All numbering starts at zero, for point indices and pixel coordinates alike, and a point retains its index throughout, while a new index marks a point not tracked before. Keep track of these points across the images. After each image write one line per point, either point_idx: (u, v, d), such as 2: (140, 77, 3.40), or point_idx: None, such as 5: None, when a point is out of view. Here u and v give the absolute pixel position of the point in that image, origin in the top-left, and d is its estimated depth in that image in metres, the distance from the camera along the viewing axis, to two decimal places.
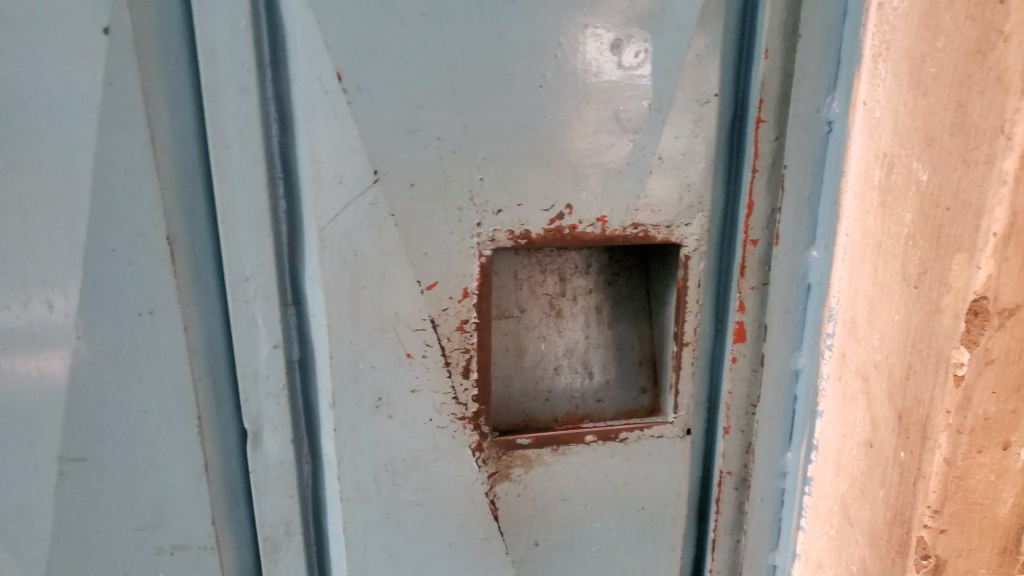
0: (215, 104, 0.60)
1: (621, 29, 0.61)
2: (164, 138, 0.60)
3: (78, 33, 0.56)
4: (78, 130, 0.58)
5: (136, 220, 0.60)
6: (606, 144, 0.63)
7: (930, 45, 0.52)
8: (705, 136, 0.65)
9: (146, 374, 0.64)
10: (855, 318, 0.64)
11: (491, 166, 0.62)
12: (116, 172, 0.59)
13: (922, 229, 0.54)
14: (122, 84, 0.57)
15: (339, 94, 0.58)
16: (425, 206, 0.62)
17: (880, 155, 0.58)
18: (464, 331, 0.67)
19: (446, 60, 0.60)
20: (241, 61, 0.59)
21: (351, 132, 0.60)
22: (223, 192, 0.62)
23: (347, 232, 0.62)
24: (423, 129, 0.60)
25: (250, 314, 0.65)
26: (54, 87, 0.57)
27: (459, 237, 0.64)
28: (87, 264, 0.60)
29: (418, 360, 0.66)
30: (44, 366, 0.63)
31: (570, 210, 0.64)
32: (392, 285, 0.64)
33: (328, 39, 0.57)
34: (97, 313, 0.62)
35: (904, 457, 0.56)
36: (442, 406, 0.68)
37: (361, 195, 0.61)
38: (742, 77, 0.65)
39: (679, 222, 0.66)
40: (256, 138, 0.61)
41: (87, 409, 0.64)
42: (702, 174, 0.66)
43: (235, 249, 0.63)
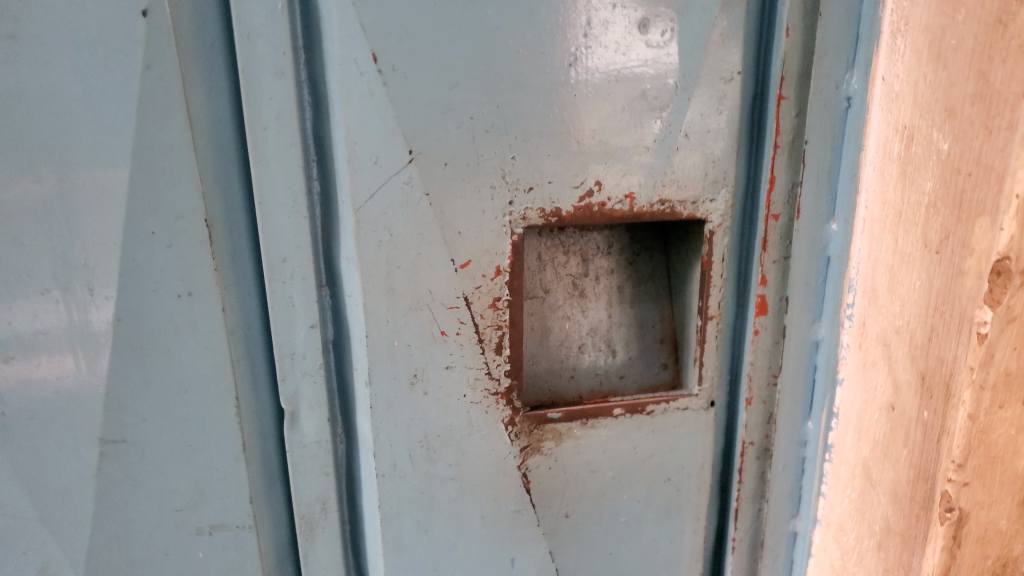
0: (253, 87, 0.60)
1: (649, 9, 0.63)
2: (201, 121, 0.61)
3: (117, 16, 0.56)
4: (117, 113, 0.58)
5: (176, 202, 0.61)
6: (635, 122, 0.65)
7: (950, 19, 0.54)
8: (728, 113, 0.67)
9: (185, 356, 0.65)
10: (875, 287, 0.65)
11: (523, 144, 0.64)
12: (156, 155, 0.59)
13: (944, 195, 0.56)
14: (161, 68, 0.58)
15: (375, 75, 0.60)
16: (460, 186, 0.64)
17: (899, 128, 0.61)
18: (497, 308, 0.68)
19: (480, 40, 0.61)
20: (277, 44, 0.60)
21: (387, 113, 0.61)
22: (261, 174, 0.62)
23: (384, 211, 0.63)
24: (457, 109, 0.62)
25: (287, 295, 0.66)
26: (93, 70, 0.57)
27: (492, 215, 0.65)
28: (126, 246, 0.61)
29: (452, 337, 0.68)
30: (83, 349, 0.63)
31: (599, 186, 0.66)
32: (427, 264, 0.66)
33: (365, 21, 0.58)
34: (137, 295, 0.62)
35: (928, 416, 0.59)
36: (475, 381, 0.70)
37: (396, 174, 0.63)
38: (762, 55, 0.67)
39: (703, 197, 0.68)
40: (293, 120, 0.62)
41: (126, 392, 0.65)
42: (726, 151, 0.68)
43: (272, 230, 0.64)
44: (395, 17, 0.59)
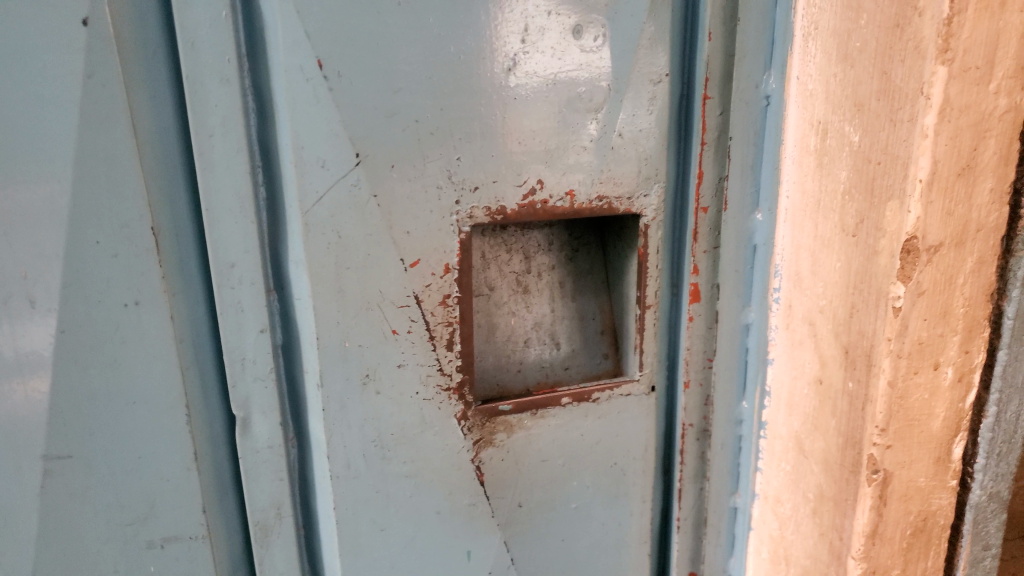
0: (197, 95, 0.60)
1: (582, 15, 0.66)
2: (145, 129, 0.61)
3: (58, 26, 0.56)
4: (58, 122, 0.57)
5: (121, 211, 0.60)
6: (572, 123, 0.68)
7: (854, 24, 0.60)
8: (658, 113, 0.71)
9: (134, 366, 0.64)
10: (799, 271, 0.71)
11: (467, 146, 0.66)
12: (100, 164, 0.59)
13: (857, 183, 0.61)
14: (104, 76, 0.57)
15: (321, 81, 0.61)
16: (406, 188, 0.66)
17: (815, 123, 0.66)
18: (447, 305, 0.70)
19: (422, 46, 0.63)
20: (222, 51, 0.60)
21: (334, 117, 0.62)
22: (207, 181, 0.62)
23: (332, 214, 0.64)
24: (402, 112, 0.64)
25: (236, 301, 0.66)
26: (32, 79, 0.56)
27: (439, 215, 0.67)
28: (70, 257, 0.60)
29: (403, 335, 0.69)
30: (27, 364, 0.62)
31: (541, 185, 0.69)
32: (377, 264, 0.67)
33: (310, 28, 0.59)
34: (82, 307, 0.61)
35: (852, 386, 0.64)
36: (428, 378, 0.71)
37: (344, 177, 0.64)
38: (687, 59, 0.71)
39: (638, 193, 0.72)
40: (239, 127, 0.62)
41: (71, 406, 0.63)
42: (657, 149, 0.72)
43: (221, 236, 0.64)
44: (340, 25, 0.60)
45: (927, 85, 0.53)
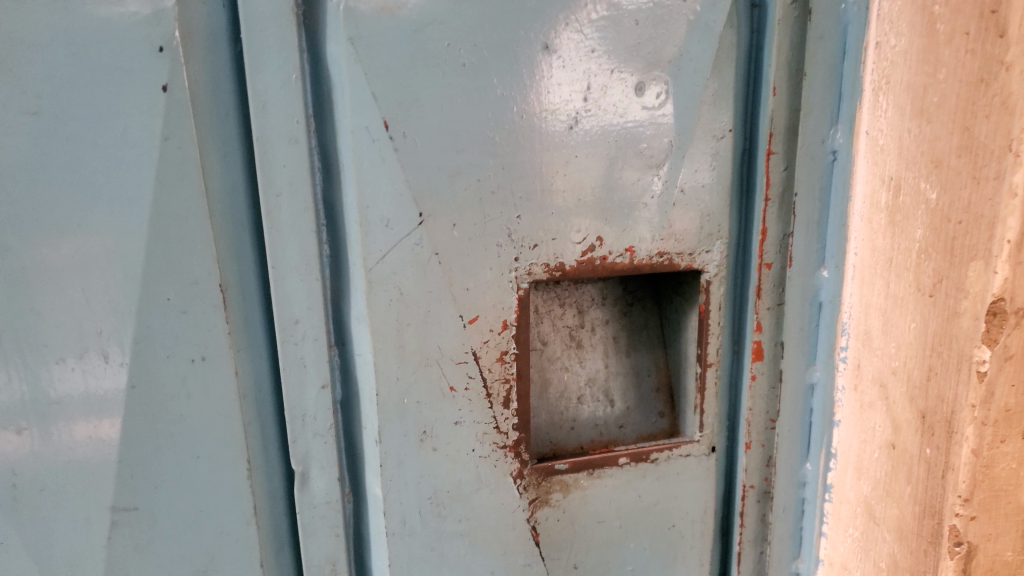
0: (267, 155, 0.62)
1: (644, 72, 0.65)
2: (217, 190, 0.62)
3: (136, 92, 0.57)
4: (134, 184, 0.59)
5: (191, 268, 0.61)
6: (632, 180, 0.68)
7: (931, 78, 0.58)
8: (720, 170, 0.69)
9: (199, 422, 0.65)
10: (868, 330, 0.68)
11: (527, 204, 0.66)
12: (173, 225, 0.60)
13: (935, 242, 0.59)
14: (179, 139, 0.58)
15: (386, 141, 0.62)
16: (467, 245, 0.66)
17: (885, 179, 0.64)
18: (504, 362, 0.69)
19: (485, 106, 0.63)
20: (292, 114, 0.61)
21: (398, 177, 0.63)
22: (275, 239, 0.63)
23: (394, 270, 0.65)
24: (465, 171, 0.64)
25: (298, 356, 0.67)
26: (112, 142, 0.58)
27: (498, 272, 0.67)
28: (141, 314, 0.61)
29: (461, 392, 0.69)
30: (98, 417, 0.63)
31: (601, 242, 0.68)
32: (436, 320, 0.67)
33: (376, 89, 0.61)
34: (151, 361, 0.63)
35: (931, 452, 0.61)
36: (484, 436, 0.70)
37: (407, 236, 0.65)
38: (750, 114, 0.70)
39: (700, 249, 0.71)
40: (306, 187, 0.63)
41: (139, 458, 0.64)
42: (718, 204, 0.70)
43: (286, 294, 0.65)
44: (406, 87, 0.61)
45: (1016, 142, 0.51)
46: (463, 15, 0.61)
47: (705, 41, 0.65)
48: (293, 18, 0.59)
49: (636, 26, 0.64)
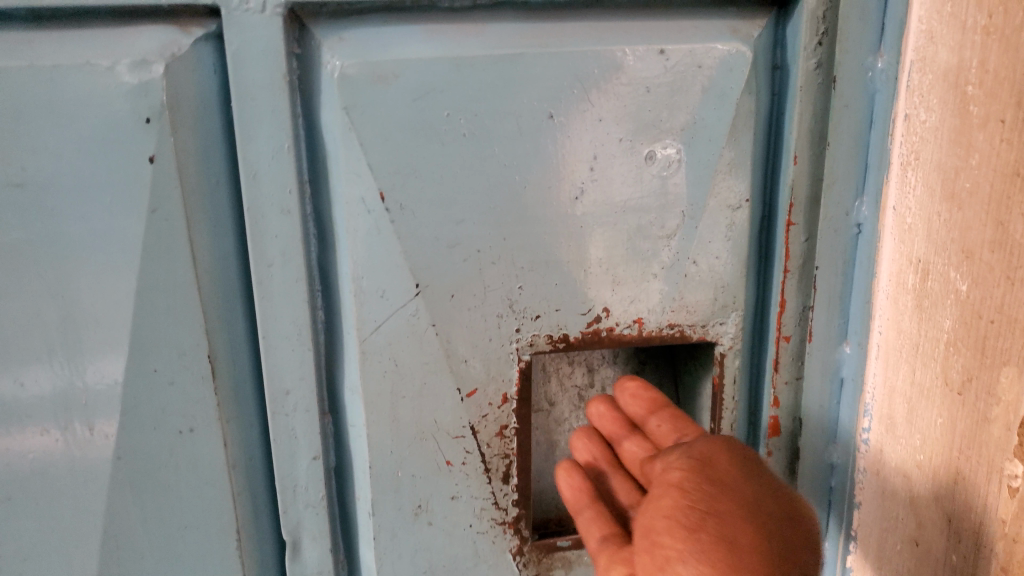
0: (258, 225, 0.60)
1: (654, 140, 0.61)
2: (207, 259, 0.60)
3: (123, 165, 0.56)
4: (121, 256, 0.58)
5: (178, 340, 0.60)
6: (643, 250, 0.64)
7: (964, 161, 0.54)
8: (737, 240, 0.65)
9: (186, 492, 0.63)
10: (891, 416, 0.64)
11: (530, 274, 0.63)
12: (160, 297, 0.59)
13: (964, 336, 0.54)
14: (167, 210, 0.57)
15: (382, 214, 0.60)
16: (465, 316, 0.63)
17: (913, 261, 0.60)
18: (504, 437, 0.66)
19: (485, 176, 0.60)
20: (284, 183, 0.59)
21: (395, 249, 0.61)
22: (266, 310, 0.62)
23: (389, 342, 0.63)
24: (463, 243, 0.61)
25: (289, 428, 0.65)
26: (98, 213, 0.57)
27: (498, 343, 0.64)
28: (128, 385, 0.60)
29: (458, 467, 0.66)
30: (84, 489, 0.62)
31: (607, 312, 0.65)
32: (432, 394, 0.64)
33: (371, 159, 0.58)
34: (137, 432, 0.61)
35: (956, 562, 0.56)
36: (481, 512, 0.67)
37: (403, 307, 0.62)
38: (770, 181, 0.66)
39: (713, 320, 0.67)
40: (299, 257, 0.61)
41: (125, 527, 0.63)
42: (734, 275, 0.66)
43: (278, 364, 0.63)
44: (402, 157, 0.59)
45: None
46: (464, 83, 0.58)
47: (720, 108, 0.61)
48: (285, 86, 0.57)
49: (647, 94, 0.60)
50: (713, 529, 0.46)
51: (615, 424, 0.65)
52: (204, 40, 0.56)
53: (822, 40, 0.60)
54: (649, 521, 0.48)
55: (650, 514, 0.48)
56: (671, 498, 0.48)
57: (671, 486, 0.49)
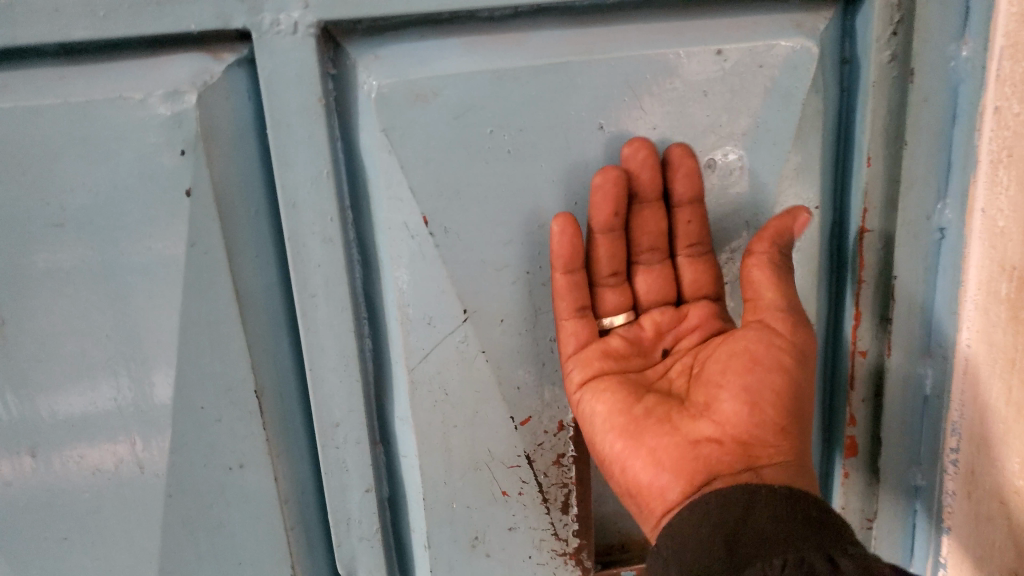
0: (300, 255, 0.57)
1: (714, 146, 0.57)
2: (249, 291, 0.58)
3: (161, 200, 0.54)
4: (163, 293, 0.56)
5: (225, 375, 0.58)
6: (705, 265, 0.61)
7: None
8: (806, 251, 0.61)
9: (238, 529, 0.62)
10: (986, 437, 0.58)
11: None
12: (203, 333, 0.57)
13: None
14: (206, 244, 0.55)
15: (426, 237, 0.57)
16: (517, 341, 0.60)
17: (1007, 267, 0.54)
18: (561, 465, 0.63)
19: (534, 194, 0.57)
20: (324, 210, 0.57)
21: (440, 274, 0.58)
22: (312, 342, 0.60)
23: (438, 370, 0.60)
24: (512, 264, 0.58)
25: (340, 460, 0.63)
26: (137, 251, 0.55)
27: (553, 367, 0.61)
28: (175, 423, 0.59)
29: (514, 497, 0.63)
30: (136, 527, 0.61)
31: None
32: (485, 422, 0.61)
33: (413, 182, 0.56)
34: (187, 470, 0.60)
35: None
36: (541, 542, 0.65)
37: (451, 334, 0.59)
38: (840, 186, 0.61)
39: None
40: (343, 285, 0.59)
41: (179, 564, 0.62)
42: (803, 287, 0.62)
43: (326, 395, 0.61)
44: (446, 177, 0.56)
45: None
46: (508, 96, 0.54)
47: (785, 110, 0.57)
48: (320, 110, 0.54)
49: (705, 98, 0.56)
50: (801, 428, 0.55)
51: (654, 185, 0.57)
52: (237, 66, 0.54)
53: (898, 29, 0.55)
54: (758, 390, 0.55)
55: (760, 378, 0.55)
56: (777, 375, 0.55)
57: (783, 368, 0.55)
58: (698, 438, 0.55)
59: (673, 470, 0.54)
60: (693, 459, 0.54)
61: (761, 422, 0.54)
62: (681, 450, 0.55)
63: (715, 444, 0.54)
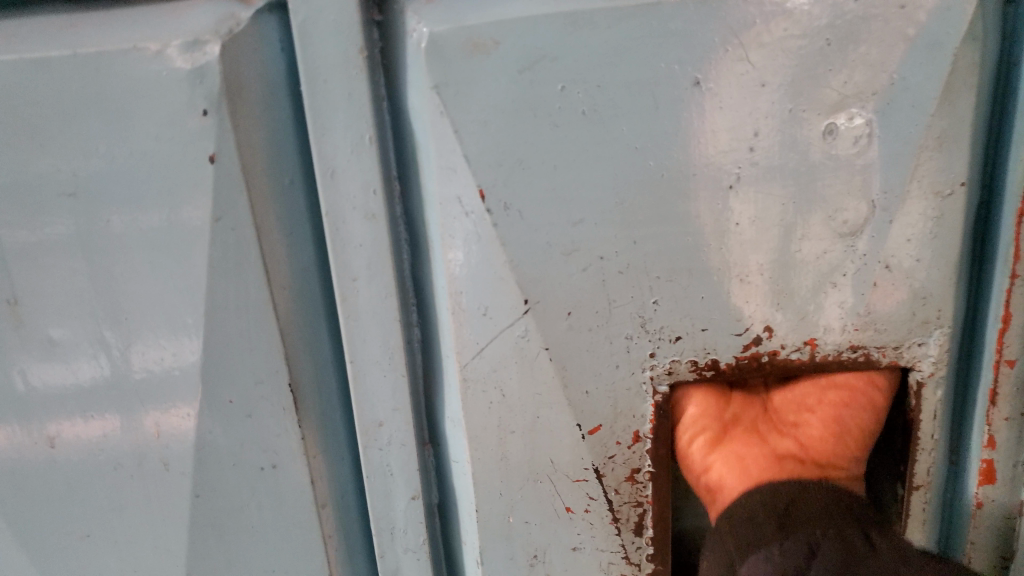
0: (339, 233, 0.50)
1: (836, 108, 0.46)
2: (281, 274, 0.51)
3: (181, 168, 0.47)
4: (185, 274, 0.50)
5: (254, 367, 0.52)
6: (815, 253, 0.49)
7: None
8: (948, 237, 0.49)
9: (271, 533, 0.56)
10: None
11: (667, 286, 0.50)
12: (230, 319, 0.51)
13: None
14: (231, 219, 0.48)
15: (483, 215, 0.48)
16: (585, 338, 0.51)
17: None
18: (635, 482, 0.54)
19: (613, 165, 0.47)
20: (367, 182, 0.49)
21: (498, 259, 0.49)
22: (353, 332, 0.52)
23: (494, 368, 0.52)
24: (583, 248, 0.49)
25: (384, 464, 0.56)
26: (155, 225, 0.49)
27: (627, 370, 0.51)
28: (201, 418, 0.53)
29: (580, 515, 0.55)
30: (162, 526, 0.56)
31: (769, 333, 0.51)
32: (547, 429, 0.53)
33: (469, 150, 0.47)
34: (215, 469, 0.54)
35: None
36: (609, 565, 0.57)
37: (510, 328, 0.51)
38: (993, 158, 0.49)
39: (909, 340, 0.51)
40: (388, 268, 0.51)
41: (210, 567, 0.57)
42: (940, 282, 0.50)
43: (368, 392, 0.54)
44: (507, 144, 0.47)
45: None
46: (585, 45, 0.45)
47: (931, 62, 0.45)
48: (362, 64, 0.47)
49: (828, 48, 0.45)
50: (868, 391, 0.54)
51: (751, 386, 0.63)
52: (267, 11, 0.47)
53: None
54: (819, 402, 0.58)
55: (855, 414, 0.55)
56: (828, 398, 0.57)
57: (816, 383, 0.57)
58: (782, 454, 0.61)
59: (749, 479, 0.59)
60: (778, 472, 0.60)
61: (843, 445, 0.58)
62: (768, 463, 0.61)
63: (797, 461, 0.61)
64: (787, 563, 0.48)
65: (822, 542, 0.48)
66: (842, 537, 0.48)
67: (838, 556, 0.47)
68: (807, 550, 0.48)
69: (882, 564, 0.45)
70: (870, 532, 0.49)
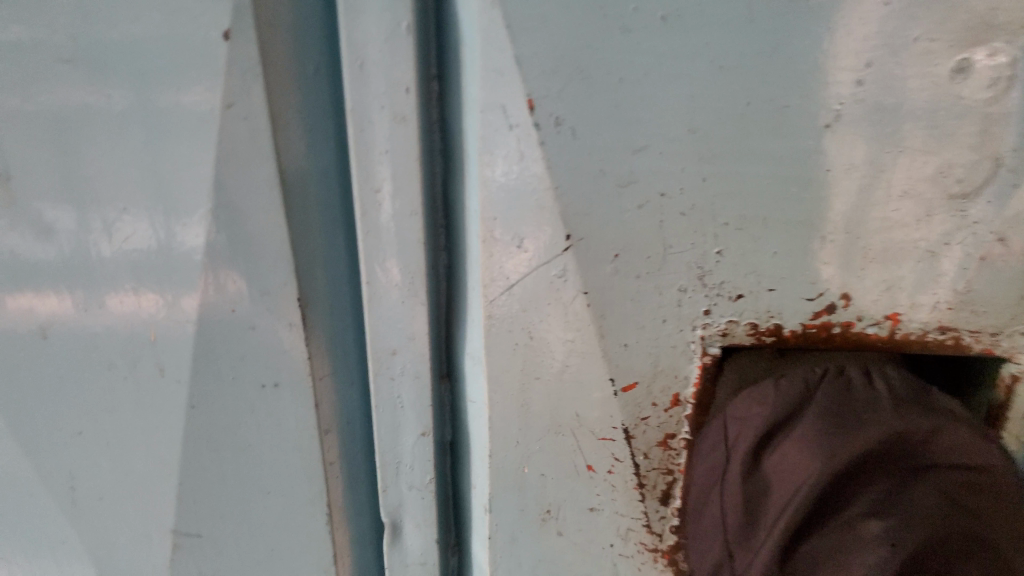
0: (365, 137, 0.44)
1: (976, 40, 0.36)
2: (295, 175, 0.45)
3: (195, 45, 0.42)
4: (189, 165, 0.44)
5: (260, 275, 0.46)
6: (916, 213, 0.40)
7: None
8: None
9: (270, 454, 0.52)
10: None
11: (735, 234, 0.42)
12: (235, 219, 0.45)
13: None
14: (245, 107, 0.42)
15: (529, 130, 0.42)
16: (631, 284, 0.44)
17: None
18: (668, 448, 0.48)
19: (689, 85, 0.40)
20: (400, 78, 0.43)
21: (540, 183, 0.43)
22: (370, 249, 0.47)
23: (523, 307, 0.47)
24: (642, 182, 0.42)
25: (394, 395, 0.51)
26: (160, 108, 0.44)
27: (675, 326, 0.45)
28: (200, 325, 0.48)
29: (601, 475, 0.50)
30: (157, 433, 0.53)
31: (847, 301, 0.43)
32: (575, 380, 0.47)
33: (518, 51, 0.41)
34: (212, 381, 0.50)
35: None
36: (627, 532, 0.51)
37: (547, 264, 0.45)
38: None
39: (1013, 327, 0.41)
40: (414, 181, 0.45)
41: (202, 482, 0.54)
42: None
43: (383, 316, 0.49)
44: (567, 49, 0.40)
45: None
46: None
47: None
48: None
49: None
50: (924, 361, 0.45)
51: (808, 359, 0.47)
52: None
53: None
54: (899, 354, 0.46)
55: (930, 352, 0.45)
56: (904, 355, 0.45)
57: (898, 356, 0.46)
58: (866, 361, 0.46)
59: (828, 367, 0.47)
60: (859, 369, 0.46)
61: None
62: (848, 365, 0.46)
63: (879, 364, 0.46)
64: (782, 399, 0.38)
65: (819, 384, 0.39)
66: (842, 379, 0.39)
67: (834, 399, 0.37)
68: (804, 389, 0.39)
69: (885, 413, 0.35)
70: (873, 376, 0.40)
